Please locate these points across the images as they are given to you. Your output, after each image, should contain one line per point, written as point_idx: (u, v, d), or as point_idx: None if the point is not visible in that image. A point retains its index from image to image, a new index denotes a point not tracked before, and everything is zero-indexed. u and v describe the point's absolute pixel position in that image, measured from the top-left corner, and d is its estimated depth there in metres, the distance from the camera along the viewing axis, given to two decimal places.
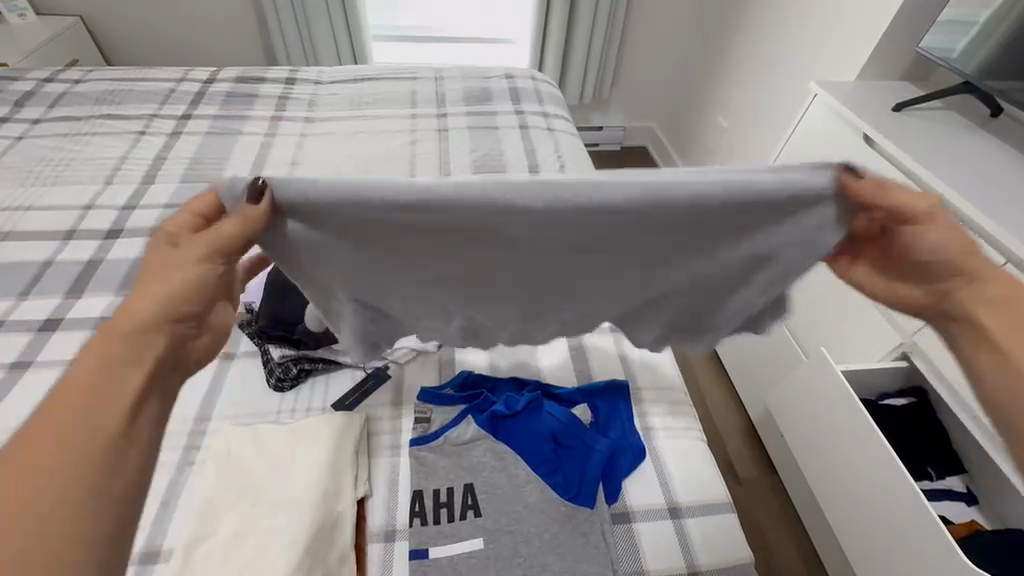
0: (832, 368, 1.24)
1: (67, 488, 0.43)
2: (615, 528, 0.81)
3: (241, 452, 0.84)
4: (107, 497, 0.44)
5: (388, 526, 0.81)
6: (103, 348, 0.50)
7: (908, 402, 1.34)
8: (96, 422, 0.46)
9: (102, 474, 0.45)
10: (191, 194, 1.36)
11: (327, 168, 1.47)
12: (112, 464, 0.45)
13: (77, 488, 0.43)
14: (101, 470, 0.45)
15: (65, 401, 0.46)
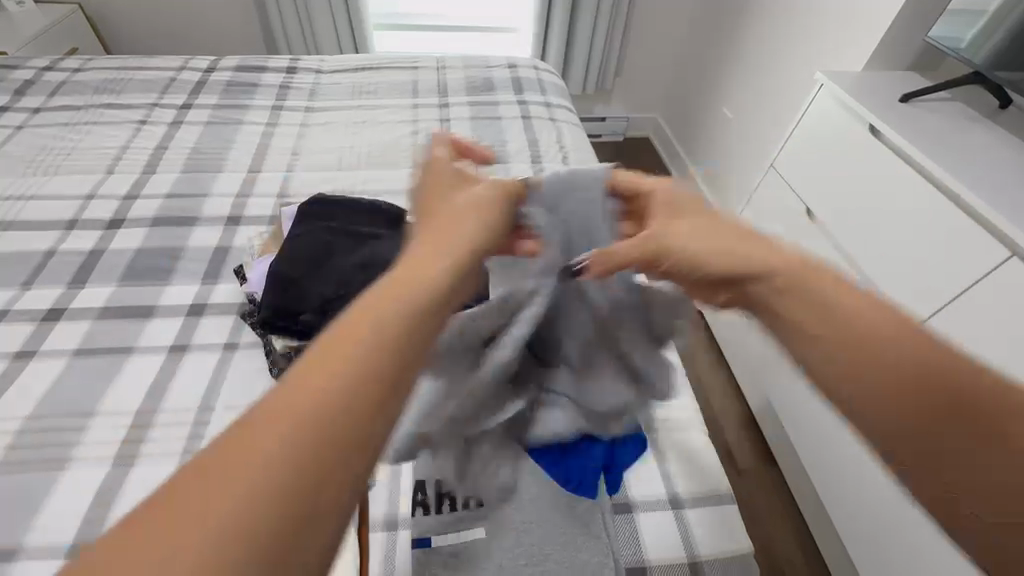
0: None
1: (296, 476, 0.36)
2: (616, 518, 0.82)
3: None
4: (325, 497, 0.37)
5: (392, 515, 0.82)
6: (384, 308, 0.46)
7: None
8: (372, 385, 0.41)
9: (334, 443, 0.38)
10: (192, 184, 1.36)
11: (328, 158, 1.46)
12: (350, 435, 0.39)
13: (297, 473, 0.36)
14: (327, 463, 0.37)
15: (348, 364, 0.41)
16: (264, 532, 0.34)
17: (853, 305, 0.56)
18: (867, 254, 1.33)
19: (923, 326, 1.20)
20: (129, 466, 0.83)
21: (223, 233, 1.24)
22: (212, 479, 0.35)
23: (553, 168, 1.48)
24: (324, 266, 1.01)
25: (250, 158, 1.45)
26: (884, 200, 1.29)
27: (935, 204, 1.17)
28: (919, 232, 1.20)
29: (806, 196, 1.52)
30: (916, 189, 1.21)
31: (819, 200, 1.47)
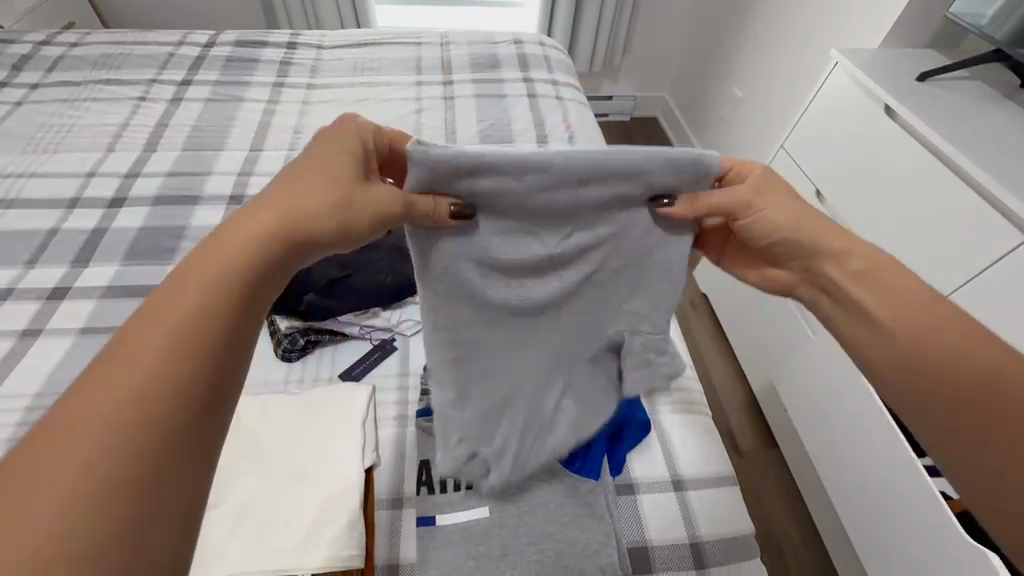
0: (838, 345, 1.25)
1: (105, 442, 0.40)
2: (619, 499, 0.82)
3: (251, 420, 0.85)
4: (136, 452, 0.41)
5: (397, 493, 0.82)
6: (196, 280, 0.50)
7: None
8: (196, 337, 0.47)
9: (155, 411, 0.43)
10: (193, 162, 1.34)
11: None
12: (173, 401, 0.44)
13: (116, 438, 0.41)
14: (136, 425, 0.42)
15: (162, 340, 0.45)
16: (92, 492, 0.38)
17: (927, 312, 0.60)
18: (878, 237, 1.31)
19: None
20: None
21: (225, 213, 1.23)
22: (39, 461, 0.39)
23: (559, 147, 1.45)
24: None
25: (251, 136, 1.43)
26: (897, 182, 1.26)
27: (950, 186, 1.14)
28: (932, 214, 1.18)
29: (816, 178, 1.49)
30: (930, 170, 1.18)
31: (830, 182, 1.44)
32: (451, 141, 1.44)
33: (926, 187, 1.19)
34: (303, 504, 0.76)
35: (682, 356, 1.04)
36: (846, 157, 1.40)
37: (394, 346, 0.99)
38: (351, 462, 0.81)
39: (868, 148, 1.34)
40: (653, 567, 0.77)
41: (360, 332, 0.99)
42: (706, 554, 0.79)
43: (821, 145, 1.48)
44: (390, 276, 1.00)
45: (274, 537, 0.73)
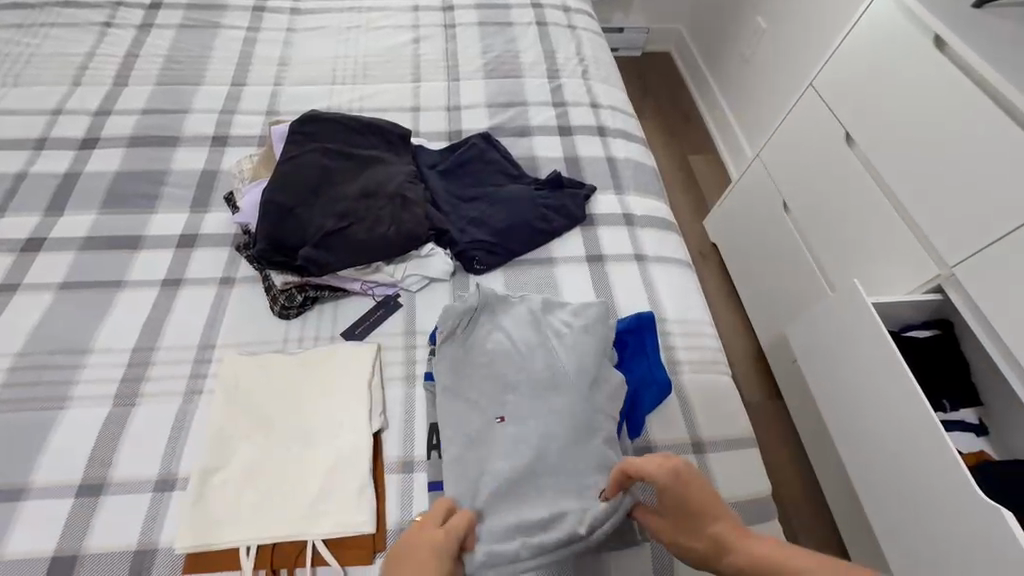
0: (863, 298, 1.20)
1: None
2: (636, 462, 0.80)
3: (251, 382, 0.80)
4: None
5: (405, 456, 0.78)
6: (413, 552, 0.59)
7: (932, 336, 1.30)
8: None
9: None
10: (170, 98, 1.21)
11: (320, 71, 1.31)
12: None
13: None
14: None
15: None
16: None
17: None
18: (910, 186, 1.22)
19: (959, 266, 1.12)
20: (133, 405, 0.80)
21: (209, 156, 1.12)
22: None
23: (571, 84, 1.33)
24: (322, 194, 0.91)
25: (232, 69, 1.29)
26: (937, 125, 1.15)
27: (999, 129, 1.04)
28: (973, 160, 1.08)
29: (847, 121, 1.37)
30: (978, 110, 1.07)
31: (862, 125, 1.33)
32: (454, 76, 1.31)
33: (971, 130, 1.08)
34: (309, 467, 0.74)
35: (702, 313, 0.99)
36: (883, 98, 1.28)
37: (398, 303, 0.92)
38: (358, 425, 0.77)
39: (909, 85, 1.22)
40: None
41: (360, 288, 0.92)
42: None
43: (856, 83, 1.34)
44: (392, 227, 0.91)
45: (281, 501, 0.71)
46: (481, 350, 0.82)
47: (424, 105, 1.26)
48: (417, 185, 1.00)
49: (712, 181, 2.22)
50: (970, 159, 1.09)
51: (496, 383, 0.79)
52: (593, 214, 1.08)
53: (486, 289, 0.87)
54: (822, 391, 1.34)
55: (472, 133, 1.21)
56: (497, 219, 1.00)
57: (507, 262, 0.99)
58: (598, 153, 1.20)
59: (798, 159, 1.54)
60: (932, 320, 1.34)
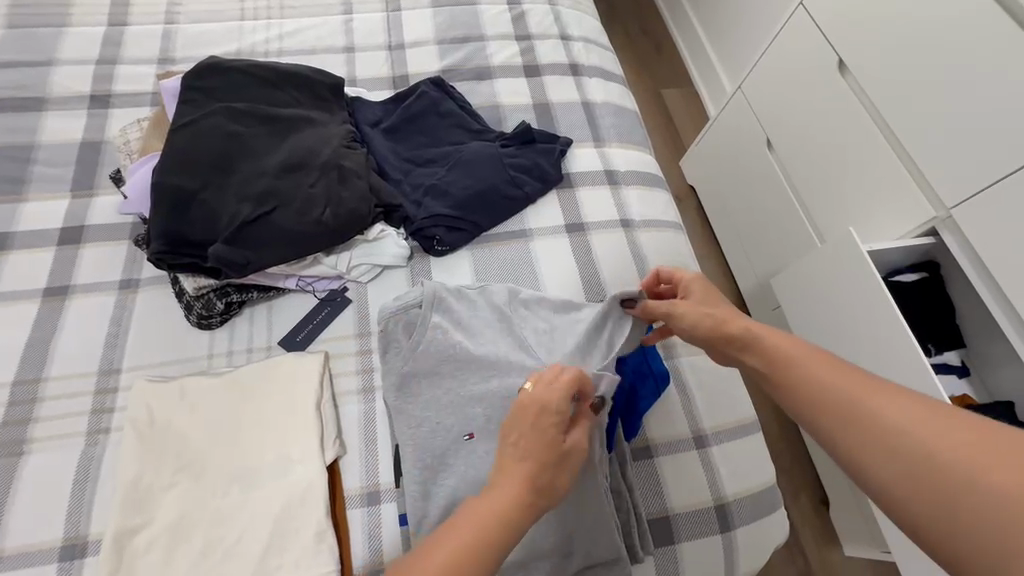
0: (857, 246, 1.02)
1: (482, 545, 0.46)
2: (635, 465, 0.71)
3: (169, 416, 0.66)
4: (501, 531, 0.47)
5: (369, 485, 0.66)
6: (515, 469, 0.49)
7: (921, 278, 1.11)
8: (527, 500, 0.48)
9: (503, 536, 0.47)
10: (27, 45, 0.95)
11: (223, 2, 1.05)
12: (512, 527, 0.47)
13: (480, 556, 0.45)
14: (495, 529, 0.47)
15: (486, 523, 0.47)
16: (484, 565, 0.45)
17: (831, 402, 0.49)
18: (893, 109, 1.03)
19: (957, 209, 0.95)
20: (21, 455, 0.64)
21: (90, 121, 0.89)
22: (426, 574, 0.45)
23: (534, 11, 1.11)
24: (235, 172, 0.73)
25: (107, 3, 1.01)
26: (925, 34, 0.96)
27: (998, 32, 0.86)
28: (961, 76, 0.92)
29: (831, 37, 1.14)
30: (968, 13, 0.89)
31: (839, 36, 1.12)
32: (393, 6, 1.08)
33: (962, 39, 0.91)
34: (253, 513, 0.61)
35: None
36: (874, 6, 1.05)
37: (346, 299, 0.77)
38: (308, 456, 0.65)
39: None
40: (676, 537, 0.68)
41: (298, 284, 0.76)
42: (731, 516, 0.71)
43: None
44: (329, 209, 0.73)
45: (219, 560, 0.59)
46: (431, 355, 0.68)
47: (359, 44, 1.04)
48: (357, 149, 0.81)
49: (688, 120, 2.04)
50: (976, 81, 0.90)
51: (458, 400, 0.66)
52: (571, 173, 0.93)
53: (437, 285, 0.72)
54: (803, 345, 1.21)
55: (420, 77, 1.01)
56: (459, 187, 0.83)
57: (475, 239, 0.84)
58: (572, 97, 1.02)
59: (776, 81, 1.31)
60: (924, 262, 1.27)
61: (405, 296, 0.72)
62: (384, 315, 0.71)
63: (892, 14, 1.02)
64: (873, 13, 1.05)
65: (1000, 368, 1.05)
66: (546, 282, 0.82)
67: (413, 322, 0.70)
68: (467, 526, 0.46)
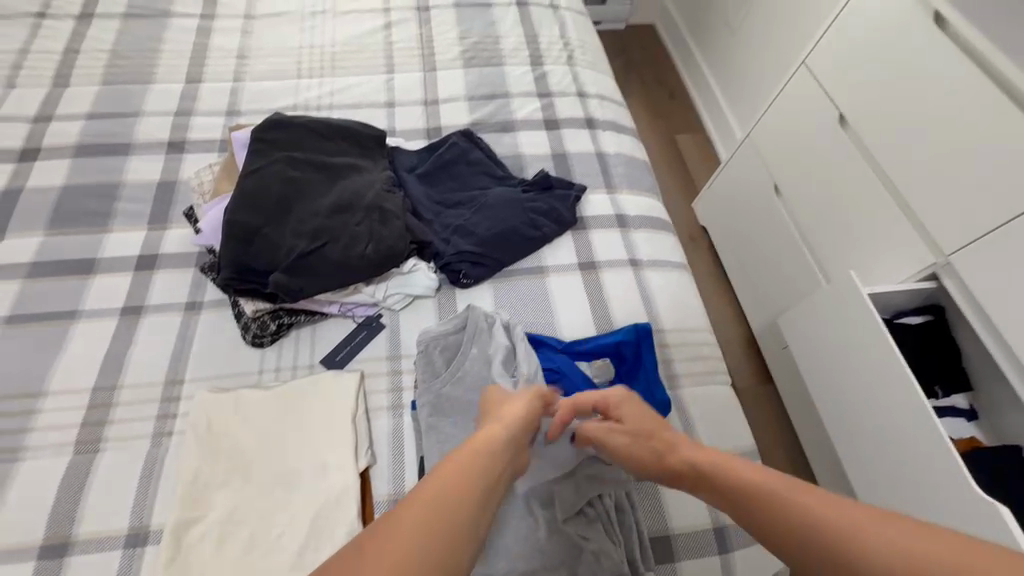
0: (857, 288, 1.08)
1: (428, 524, 0.45)
2: (640, 486, 0.77)
3: (224, 422, 0.75)
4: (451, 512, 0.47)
5: (396, 494, 0.73)
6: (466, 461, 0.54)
7: (925, 321, 1.15)
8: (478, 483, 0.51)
9: (450, 514, 0.47)
10: (120, 99, 1.11)
11: (284, 63, 1.20)
12: (462, 513, 0.48)
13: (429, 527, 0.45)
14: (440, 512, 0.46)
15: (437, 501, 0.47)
16: (428, 533, 0.44)
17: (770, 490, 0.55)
18: (891, 162, 1.11)
19: (957, 254, 1.01)
20: (96, 452, 0.74)
21: (166, 164, 1.03)
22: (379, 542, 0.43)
23: (555, 72, 1.25)
24: (293, 212, 0.84)
25: (186, 63, 1.18)
26: (917, 96, 1.05)
27: (983, 94, 0.94)
28: (950, 133, 1.00)
29: (833, 94, 1.24)
30: (956, 77, 0.98)
31: (839, 95, 1.22)
32: (430, 67, 1.23)
33: (951, 101, 0.99)
34: (293, 513, 0.69)
35: (700, 317, 0.95)
36: (872, 70, 1.15)
37: (381, 324, 0.86)
38: (344, 463, 0.72)
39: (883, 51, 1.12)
40: (675, 556, 0.73)
41: (339, 310, 0.86)
42: (729, 538, 0.75)
43: (843, 49, 1.21)
44: (371, 245, 0.84)
45: (263, 553, 0.66)
46: (455, 381, 0.77)
47: (399, 100, 1.17)
48: (395, 193, 0.92)
49: (700, 165, 2.15)
50: (963, 139, 0.98)
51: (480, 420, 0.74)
52: (585, 217, 1.02)
53: (474, 315, 0.83)
54: (810, 381, 1.25)
55: (452, 129, 1.13)
56: (483, 228, 0.93)
57: (496, 274, 0.93)
58: (587, 148, 1.13)
59: (783, 131, 1.40)
60: (923, 306, 1.17)
61: (443, 325, 0.83)
62: (423, 343, 0.82)
63: (886, 77, 1.12)
64: (871, 77, 1.15)
65: (1006, 412, 1.07)
66: (560, 315, 0.90)
67: (447, 346, 0.81)
68: (428, 499, 0.47)
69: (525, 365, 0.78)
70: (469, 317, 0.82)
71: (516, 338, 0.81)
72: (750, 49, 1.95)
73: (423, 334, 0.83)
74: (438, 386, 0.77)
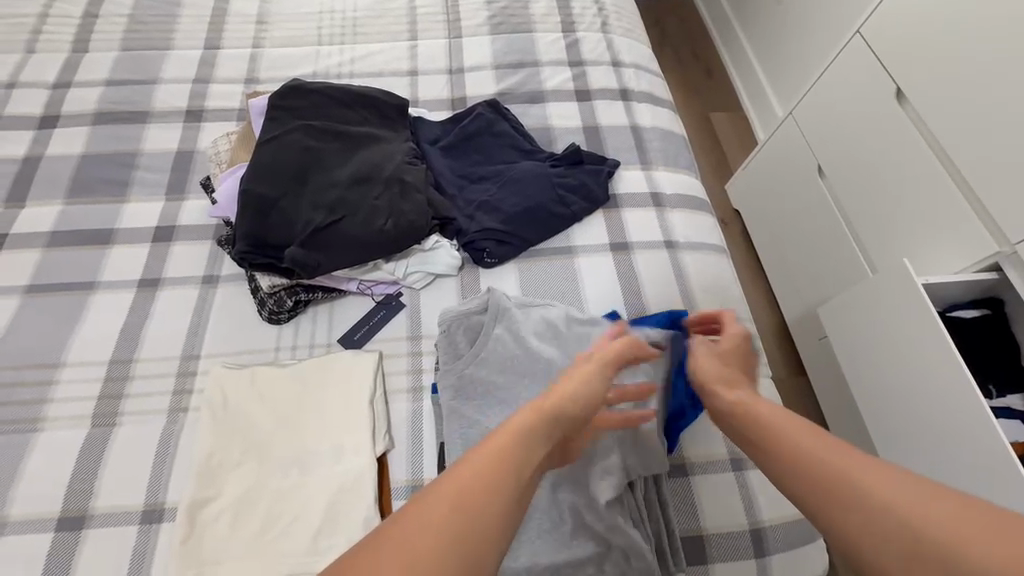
0: (909, 277, 1.00)
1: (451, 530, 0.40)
2: (672, 482, 0.72)
3: (239, 400, 0.72)
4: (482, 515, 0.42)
5: (414, 479, 0.70)
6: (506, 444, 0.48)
7: (983, 316, 1.05)
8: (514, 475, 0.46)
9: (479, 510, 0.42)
10: (138, 65, 1.07)
11: (304, 29, 1.15)
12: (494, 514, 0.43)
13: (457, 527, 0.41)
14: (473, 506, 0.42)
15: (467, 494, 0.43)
16: (451, 535, 0.40)
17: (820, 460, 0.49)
18: (955, 141, 1.01)
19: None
20: (113, 425, 0.72)
21: (184, 133, 1.00)
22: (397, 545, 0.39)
23: (588, 39, 1.17)
24: (310, 182, 0.80)
25: (205, 29, 1.14)
26: (990, 66, 0.95)
27: None
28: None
29: (889, 67, 1.13)
30: None
31: (897, 67, 1.11)
32: (456, 33, 1.16)
33: None
34: (308, 496, 0.66)
35: (739, 303, 0.89)
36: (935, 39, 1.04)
37: (401, 303, 0.83)
38: (360, 448, 0.69)
39: (949, 15, 1.01)
40: (709, 558, 0.69)
41: (358, 287, 0.82)
42: (767, 541, 0.70)
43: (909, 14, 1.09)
44: (390, 219, 0.79)
45: (277, 536, 0.64)
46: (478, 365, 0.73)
47: (422, 68, 1.11)
48: (418, 166, 0.87)
49: (736, 143, 2.04)
50: None
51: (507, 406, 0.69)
52: (617, 194, 0.96)
53: (500, 297, 0.77)
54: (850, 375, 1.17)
55: (477, 99, 1.07)
56: (509, 204, 0.88)
57: (522, 253, 0.88)
58: (621, 121, 1.05)
59: (830, 107, 1.29)
60: (980, 299, 1.07)
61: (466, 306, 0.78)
62: (447, 325, 0.77)
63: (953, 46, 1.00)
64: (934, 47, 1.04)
65: None
66: (589, 299, 0.85)
67: (469, 328, 0.76)
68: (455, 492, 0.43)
69: (553, 350, 0.73)
70: (492, 297, 0.77)
71: (543, 319, 0.76)
72: (796, 17, 1.81)
73: (445, 314, 0.78)
74: (461, 370, 0.73)
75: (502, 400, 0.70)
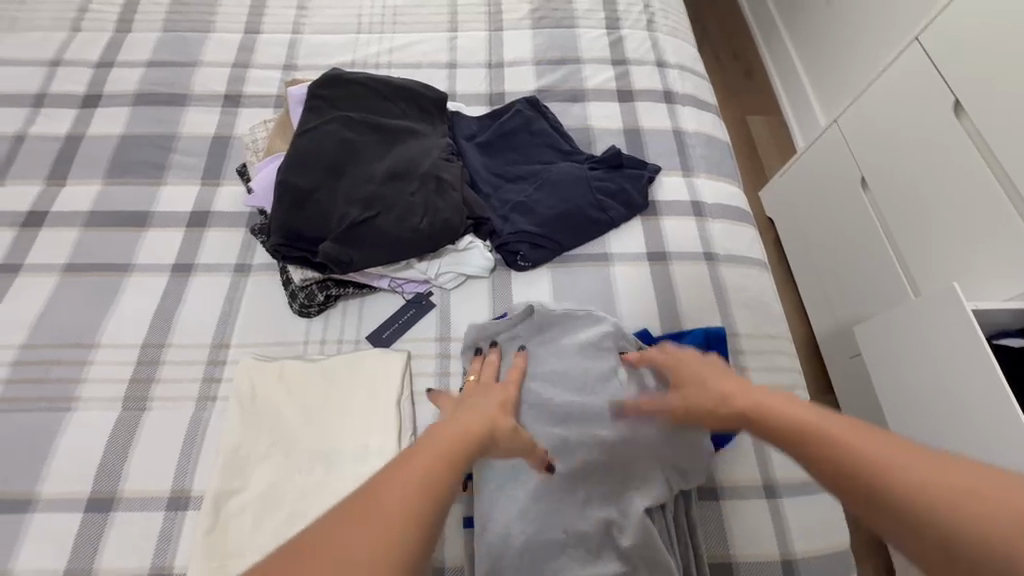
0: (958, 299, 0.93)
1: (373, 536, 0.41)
2: (701, 506, 0.70)
3: (268, 393, 0.72)
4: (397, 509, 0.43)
5: None
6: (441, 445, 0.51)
7: None
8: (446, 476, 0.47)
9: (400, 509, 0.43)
10: (179, 47, 1.07)
11: (344, 16, 1.14)
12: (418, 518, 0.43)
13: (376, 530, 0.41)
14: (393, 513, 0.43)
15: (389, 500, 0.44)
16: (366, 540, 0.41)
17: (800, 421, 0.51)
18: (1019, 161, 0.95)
19: None
20: (143, 410, 0.73)
21: (222, 118, 1.00)
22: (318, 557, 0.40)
23: (632, 36, 1.13)
24: (345, 175, 0.79)
25: (245, 12, 1.13)
26: None
27: None
28: None
29: (949, 74, 1.06)
30: None
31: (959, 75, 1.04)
32: (496, 26, 1.13)
33: None
34: (332, 494, 0.66)
35: (778, 321, 0.85)
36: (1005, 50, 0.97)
37: (431, 303, 0.81)
38: (385, 449, 0.69)
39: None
40: None
41: (389, 285, 0.81)
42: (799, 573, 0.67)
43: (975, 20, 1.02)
44: (425, 217, 0.78)
45: None
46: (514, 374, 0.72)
47: (460, 61, 1.09)
48: (454, 163, 0.85)
49: (773, 149, 1.97)
50: None
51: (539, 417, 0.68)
52: (656, 201, 0.93)
53: (539, 306, 0.76)
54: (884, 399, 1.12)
55: (516, 96, 1.04)
56: (545, 206, 0.86)
57: (555, 258, 0.86)
58: (663, 124, 1.02)
59: (879, 116, 1.21)
60: None
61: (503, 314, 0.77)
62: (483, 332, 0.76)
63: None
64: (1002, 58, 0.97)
65: None
66: (623, 309, 0.83)
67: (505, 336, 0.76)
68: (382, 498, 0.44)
69: (591, 363, 0.71)
70: (530, 306, 0.76)
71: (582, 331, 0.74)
72: (847, 23, 1.73)
73: (481, 319, 0.78)
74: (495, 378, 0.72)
75: (535, 407, 0.69)
